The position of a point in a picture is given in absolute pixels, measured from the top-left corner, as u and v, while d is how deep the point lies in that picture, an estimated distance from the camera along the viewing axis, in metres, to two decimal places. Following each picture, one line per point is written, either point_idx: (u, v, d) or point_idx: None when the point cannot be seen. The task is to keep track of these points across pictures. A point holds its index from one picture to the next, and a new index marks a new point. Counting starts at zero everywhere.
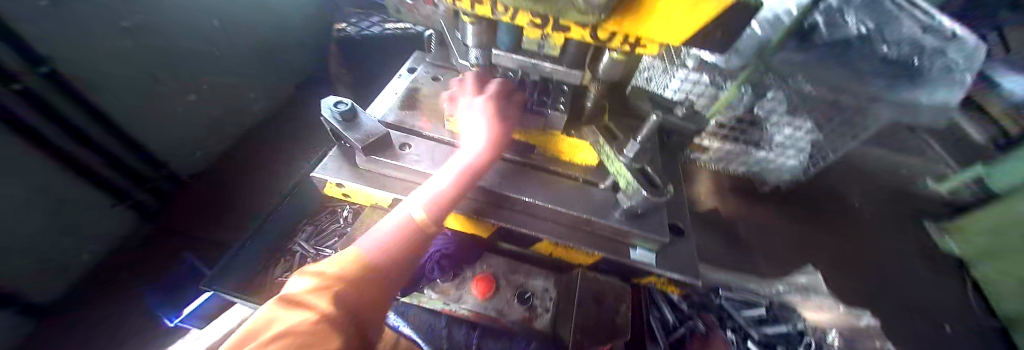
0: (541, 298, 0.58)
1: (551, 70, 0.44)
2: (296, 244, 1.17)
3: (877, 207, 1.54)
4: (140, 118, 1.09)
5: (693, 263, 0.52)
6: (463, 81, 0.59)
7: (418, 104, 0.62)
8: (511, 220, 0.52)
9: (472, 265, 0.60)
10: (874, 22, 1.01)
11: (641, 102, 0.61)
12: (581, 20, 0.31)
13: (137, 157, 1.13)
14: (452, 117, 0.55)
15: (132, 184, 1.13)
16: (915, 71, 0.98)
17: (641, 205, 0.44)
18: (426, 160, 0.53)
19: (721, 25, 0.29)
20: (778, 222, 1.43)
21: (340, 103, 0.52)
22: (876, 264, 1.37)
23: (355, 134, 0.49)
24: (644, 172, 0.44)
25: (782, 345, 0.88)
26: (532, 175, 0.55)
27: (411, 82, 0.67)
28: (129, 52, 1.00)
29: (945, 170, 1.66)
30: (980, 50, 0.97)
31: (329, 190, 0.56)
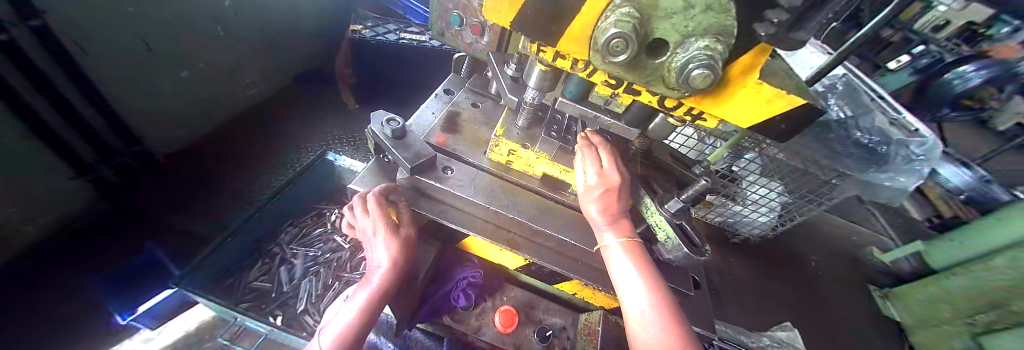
0: (560, 336, 0.57)
1: (609, 125, 0.47)
2: (277, 246, 1.10)
3: (833, 270, 1.68)
4: (125, 88, 1.01)
5: (709, 316, 0.55)
6: (508, 114, 0.61)
7: (456, 127, 0.63)
8: (543, 256, 0.53)
9: (494, 295, 0.59)
10: (852, 111, 1.19)
11: (665, 157, 0.66)
12: (664, 92, 0.35)
13: (113, 128, 1.03)
14: (496, 148, 0.56)
15: (99, 157, 1.02)
16: (880, 157, 1.11)
17: (680, 259, 0.47)
18: (468, 187, 0.53)
19: (788, 118, 0.33)
20: (750, 275, 1.53)
21: (391, 120, 0.52)
22: (831, 323, 1.48)
23: (404, 153, 0.49)
24: (682, 227, 0.48)
25: None
26: (566, 214, 0.57)
27: (448, 104, 0.68)
28: (133, 19, 0.94)
29: (888, 241, 1.86)
30: (938, 144, 1.07)
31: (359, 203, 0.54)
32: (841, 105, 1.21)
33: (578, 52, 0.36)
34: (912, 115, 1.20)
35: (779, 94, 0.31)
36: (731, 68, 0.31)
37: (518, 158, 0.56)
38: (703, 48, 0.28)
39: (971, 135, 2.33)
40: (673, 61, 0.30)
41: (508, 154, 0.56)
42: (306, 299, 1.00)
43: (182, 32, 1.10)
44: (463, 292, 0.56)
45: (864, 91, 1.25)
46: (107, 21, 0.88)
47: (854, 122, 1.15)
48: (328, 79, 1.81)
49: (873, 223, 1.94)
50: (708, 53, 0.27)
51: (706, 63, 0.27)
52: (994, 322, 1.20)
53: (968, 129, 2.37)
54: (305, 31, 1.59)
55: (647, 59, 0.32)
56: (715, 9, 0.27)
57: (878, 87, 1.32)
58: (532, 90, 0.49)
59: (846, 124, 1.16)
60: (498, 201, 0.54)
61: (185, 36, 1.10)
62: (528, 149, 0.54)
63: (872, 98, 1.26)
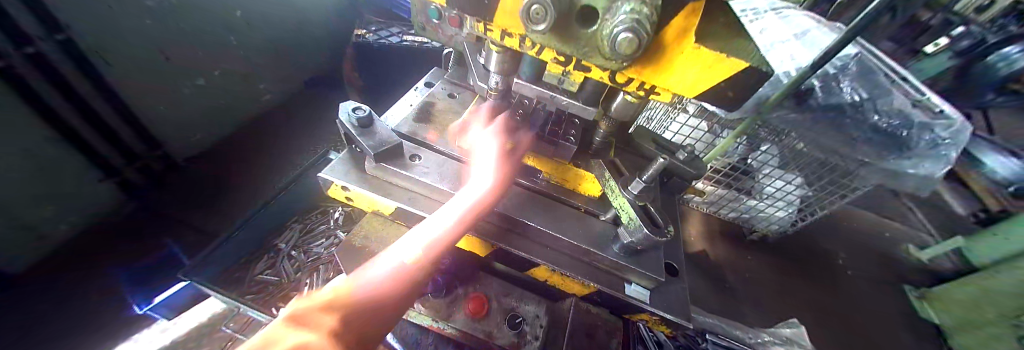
0: (532, 324, 0.56)
1: (566, 104, 0.46)
2: (281, 242, 1.14)
3: (863, 270, 1.54)
4: (144, 96, 1.07)
5: (686, 304, 0.53)
6: (480, 102, 0.61)
7: (430, 118, 0.64)
8: (511, 242, 0.52)
9: (466, 282, 0.59)
10: (869, 93, 1.12)
11: (645, 143, 0.64)
12: (604, 64, 0.34)
13: (137, 134, 1.10)
14: (465, 135, 0.56)
15: (125, 160, 1.10)
16: (902, 141, 1.03)
17: (643, 242, 0.46)
18: (435, 173, 0.54)
19: (737, 83, 0.31)
20: (766, 272, 1.43)
21: (359, 109, 0.54)
22: (860, 327, 1.35)
23: (368, 140, 0.50)
24: (647, 210, 0.47)
25: None
26: (536, 199, 0.57)
27: (427, 96, 0.69)
28: (144, 27, 0.98)
29: (926, 237, 1.69)
30: (966, 128, 0.98)
31: (331, 191, 0.56)
32: (856, 87, 1.13)
33: (518, 28, 0.36)
34: (936, 96, 1.11)
35: (720, 59, 0.29)
36: (666, 28, 0.29)
37: None
38: (629, 12, 0.27)
39: None
40: (603, 29, 0.29)
41: None
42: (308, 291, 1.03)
43: (195, 41, 1.14)
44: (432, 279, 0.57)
45: (880, 71, 1.17)
46: (122, 36, 0.95)
47: (872, 105, 1.09)
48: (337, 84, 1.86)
49: (909, 218, 1.77)
50: (632, 17, 0.27)
51: (631, 26, 0.27)
52: None
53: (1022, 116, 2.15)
54: (314, 38, 1.64)
55: (582, 29, 0.31)
56: None
57: (900, 68, 1.22)
58: (494, 74, 0.50)
59: (863, 107, 1.09)
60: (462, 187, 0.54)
61: (199, 46, 1.16)
62: None
63: (890, 79, 1.18)
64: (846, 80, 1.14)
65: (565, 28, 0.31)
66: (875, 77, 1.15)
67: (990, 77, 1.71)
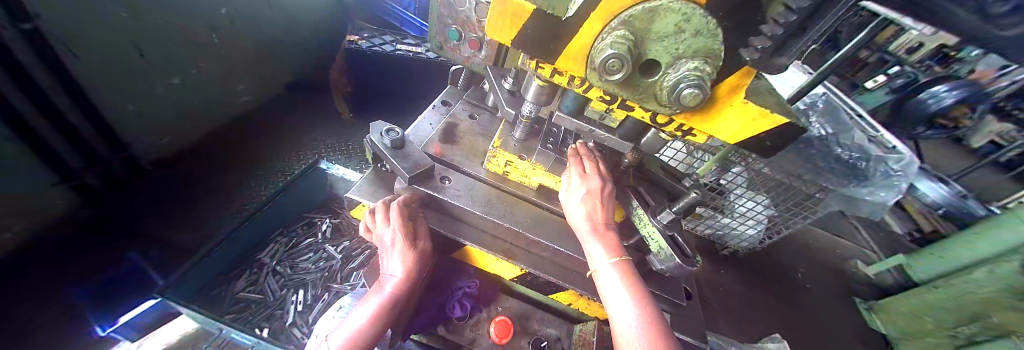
0: (555, 349, 0.57)
1: (604, 138, 0.49)
2: (265, 257, 1.06)
3: (822, 284, 1.68)
4: (115, 94, 0.97)
5: (700, 326, 0.57)
6: (505, 126, 0.63)
7: (454, 139, 0.64)
8: (540, 267, 0.54)
9: (488, 305, 0.60)
10: (833, 129, 1.25)
11: (656, 171, 0.68)
12: (656, 109, 0.36)
13: (102, 136, 0.99)
14: (494, 159, 0.57)
15: (84, 162, 0.97)
16: (861, 172, 1.16)
17: (672, 269, 0.49)
18: (466, 197, 0.54)
19: (773, 136, 0.35)
20: (741, 287, 1.53)
21: (390, 130, 0.54)
22: (822, 338, 1.48)
23: (403, 162, 0.50)
24: (673, 238, 0.50)
25: None
26: (561, 224, 0.59)
27: (447, 115, 0.70)
28: (121, 22, 0.90)
29: (872, 254, 1.88)
30: (913, 163, 1.12)
31: (355, 212, 0.55)
32: (823, 123, 1.27)
33: (575, 70, 0.38)
34: (888, 133, 1.26)
35: (764, 112, 0.33)
36: (722, 85, 0.32)
37: (516, 170, 0.58)
38: (693, 70, 0.30)
39: (947, 155, 2.43)
40: (665, 80, 0.32)
41: (506, 165, 0.58)
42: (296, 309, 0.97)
43: (177, 38, 1.06)
44: (459, 303, 0.57)
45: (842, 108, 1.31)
46: (97, 30, 0.86)
47: (835, 139, 1.21)
48: (321, 88, 1.79)
49: (857, 236, 1.97)
50: (697, 74, 0.29)
51: (696, 83, 0.29)
52: (976, 334, 1.22)
53: (943, 148, 2.47)
54: (301, 40, 1.57)
55: (642, 78, 0.34)
56: (704, 34, 0.29)
57: (855, 105, 1.38)
58: (530, 103, 0.51)
59: (829, 141, 1.21)
60: (493, 211, 0.55)
61: (180, 44, 1.08)
62: (525, 160, 0.56)
63: (849, 115, 1.32)
64: (815, 117, 1.29)
65: (629, 78, 0.34)
66: (837, 113, 1.29)
67: (921, 112, 1.95)
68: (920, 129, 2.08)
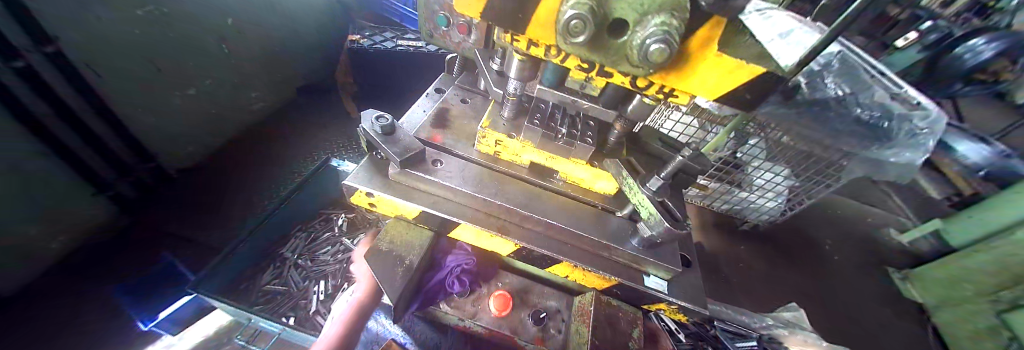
0: (555, 319, 0.59)
1: (587, 108, 0.51)
2: (286, 251, 1.12)
3: (848, 254, 1.62)
4: (137, 107, 1.04)
5: (700, 293, 0.56)
6: (495, 107, 0.63)
7: (447, 124, 0.66)
8: (534, 241, 0.54)
9: (488, 282, 0.62)
10: (851, 88, 1.17)
11: (652, 142, 0.67)
12: (630, 71, 0.36)
13: (129, 146, 1.06)
14: (484, 139, 0.58)
15: (115, 173, 1.05)
16: (883, 134, 1.04)
17: (663, 235, 0.49)
18: (458, 178, 0.56)
19: (751, 87, 0.35)
20: (759, 261, 1.49)
21: (380, 118, 0.55)
22: (849, 308, 1.42)
23: (393, 147, 0.52)
24: (664, 205, 0.50)
25: None
26: (555, 199, 0.59)
27: (439, 102, 0.71)
28: (134, 38, 0.95)
29: (905, 221, 1.78)
30: (942, 118, 0.98)
31: (354, 198, 0.57)
32: (839, 83, 1.18)
33: (548, 39, 0.38)
34: (913, 90, 1.18)
35: (739, 63, 0.32)
36: (691, 40, 0.32)
37: (506, 148, 0.59)
38: (659, 24, 0.29)
39: (987, 112, 2.25)
40: (633, 39, 0.31)
41: (496, 145, 0.59)
42: (318, 298, 1.03)
43: (189, 50, 1.11)
44: (457, 279, 0.59)
45: (860, 68, 1.23)
46: (112, 47, 0.91)
47: (854, 98, 1.09)
48: (329, 90, 1.83)
49: (888, 203, 1.86)
50: (663, 28, 0.29)
51: (663, 38, 0.28)
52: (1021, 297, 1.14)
53: (983, 105, 2.29)
54: (305, 45, 1.61)
55: (611, 39, 0.34)
56: None
57: (877, 64, 1.30)
58: (514, 80, 0.51)
59: (846, 101, 1.09)
60: (485, 190, 0.56)
61: (191, 56, 1.13)
62: (514, 139, 0.57)
63: (870, 75, 1.23)
64: (830, 78, 1.19)
65: (597, 40, 0.33)
66: (855, 74, 1.21)
67: (957, 69, 1.80)
68: (958, 86, 1.93)
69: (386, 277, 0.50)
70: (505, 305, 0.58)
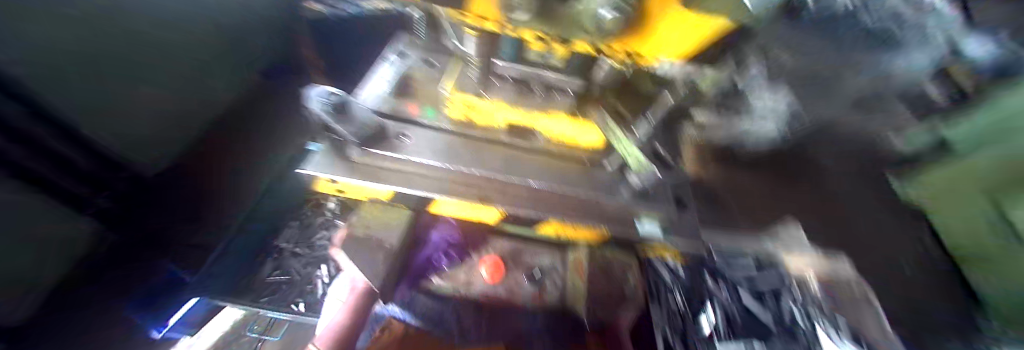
0: (549, 276, 0.63)
1: (552, 80, 0.54)
2: (282, 242, 1.08)
3: (852, 171, 1.59)
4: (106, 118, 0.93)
5: (697, 235, 0.55)
6: (463, 68, 0.59)
7: (413, 92, 0.61)
8: (517, 205, 0.50)
9: (477, 249, 0.64)
10: None
11: None
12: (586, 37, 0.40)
13: (92, 155, 0.91)
14: (451, 104, 0.55)
15: (85, 188, 0.93)
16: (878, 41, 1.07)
17: (650, 183, 0.52)
18: (428, 152, 0.52)
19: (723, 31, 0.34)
20: (759, 189, 1.47)
21: (332, 95, 0.48)
22: (853, 224, 1.43)
23: (350, 128, 0.47)
24: (649, 153, 0.52)
25: (771, 294, 0.87)
26: (536, 160, 0.56)
27: (401, 69, 0.64)
28: (76, 35, 0.83)
29: None
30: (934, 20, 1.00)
31: (320, 186, 0.52)
32: None
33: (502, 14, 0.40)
34: None
35: (705, 18, 0.31)
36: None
37: (478, 111, 0.55)
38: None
39: None
40: (584, 8, 0.35)
41: (467, 109, 0.54)
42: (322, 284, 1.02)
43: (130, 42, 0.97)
44: (444, 252, 0.65)
45: None
46: (53, 50, 0.78)
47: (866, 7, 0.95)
48: None
49: None
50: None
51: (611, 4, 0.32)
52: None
53: None
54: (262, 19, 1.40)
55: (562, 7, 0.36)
56: None
57: None
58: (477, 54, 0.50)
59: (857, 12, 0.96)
60: (459, 160, 0.52)
61: (135, 48, 0.98)
62: (483, 98, 0.53)
63: None
64: None
65: (548, 11, 0.37)
66: None
67: None
68: None
69: (366, 262, 0.49)
70: (500, 270, 0.61)
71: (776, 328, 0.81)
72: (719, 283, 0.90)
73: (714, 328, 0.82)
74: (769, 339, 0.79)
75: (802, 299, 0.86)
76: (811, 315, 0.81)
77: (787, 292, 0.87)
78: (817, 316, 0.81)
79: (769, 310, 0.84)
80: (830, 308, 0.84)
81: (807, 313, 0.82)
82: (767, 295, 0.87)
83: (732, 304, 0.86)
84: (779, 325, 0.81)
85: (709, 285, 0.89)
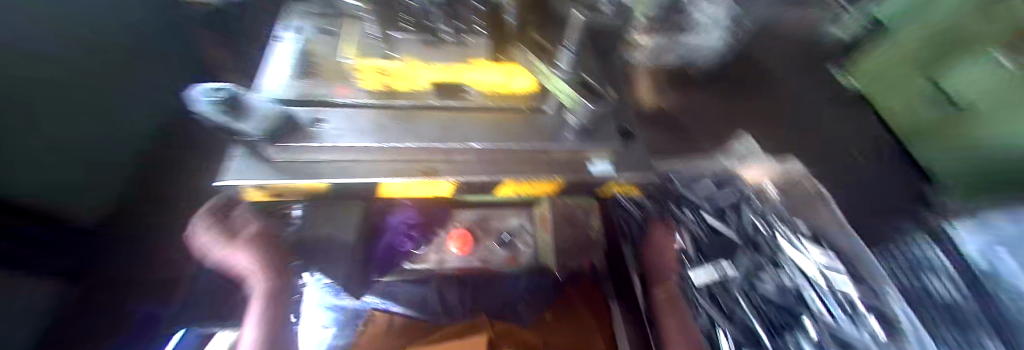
0: (519, 235, 0.67)
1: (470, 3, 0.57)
2: None
3: (797, 65, 1.61)
4: None
5: (645, 159, 0.56)
6: (368, 29, 0.56)
7: (318, 69, 0.55)
8: (463, 171, 0.48)
9: (443, 226, 0.67)
10: None
11: (558, 13, 0.64)
12: None
13: None
14: (362, 73, 0.52)
15: None
16: None
17: (587, 117, 0.51)
18: (353, 134, 0.48)
19: None
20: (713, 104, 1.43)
21: (219, 90, 0.42)
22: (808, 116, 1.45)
23: (254, 125, 0.42)
24: (580, 82, 0.53)
25: (732, 206, 0.86)
26: (474, 118, 0.52)
27: (299, 44, 0.60)
28: None
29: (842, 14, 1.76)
30: None
31: (248, 194, 0.47)
32: None
33: None
34: None
35: None
36: None
37: (391, 74, 0.51)
38: None
39: None
40: None
41: (382, 75, 0.52)
42: None
43: None
44: (406, 237, 0.67)
45: None
46: None
47: None
48: None
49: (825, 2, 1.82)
50: None
51: None
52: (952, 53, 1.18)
53: None
54: None
55: None
56: None
57: None
58: None
59: None
60: (391, 136, 0.48)
61: None
62: (395, 59, 0.51)
63: None
64: None
65: None
66: None
67: None
68: None
69: None
70: (468, 242, 0.64)
71: (743, 241, 0.78)
72: (685, 209, 0.85)
73: (686, 253, 0.75)
74: (736, 250, 0.77)
75: (759, 206, 0.86)
76: (771, 219, 0.81)
77: (746, 202, 0.87)
78: (776, 220, 0.82)
79: (732, 226, 0.81)
80: (789, 212, 0.85)
81: (769, 219, 0.82)
82: (729, 209, 0.85)
83: (699, 227, 0.81)
84: (742, 236, 0.79)
85: (676, 211, 0.84)
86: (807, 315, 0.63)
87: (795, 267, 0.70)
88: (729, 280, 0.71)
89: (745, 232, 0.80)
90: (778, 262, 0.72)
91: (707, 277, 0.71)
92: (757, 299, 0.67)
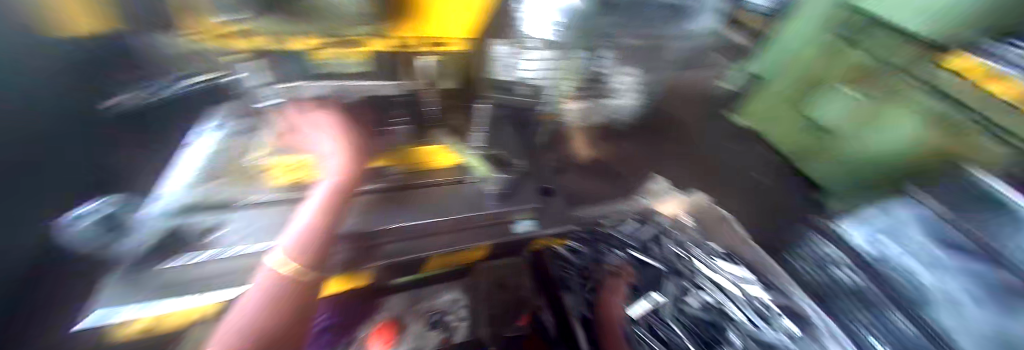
0: (452, 314, 0.68)
1: None
2: None
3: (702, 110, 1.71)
4: None
5: None
6: None
7: None
8: None
9: (364, 321, 0.64)
10: None
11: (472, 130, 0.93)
12: None
13: None
14: None
15: None
16: None
17: None
18: None
19: None
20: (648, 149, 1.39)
21: None
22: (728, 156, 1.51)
23: None
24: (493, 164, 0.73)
25: (653, 243, 0.94)
26: None
27: None
28: None
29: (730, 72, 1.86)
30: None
31: None
32: None
33: None
34: None
35: None
36: None
37: None
38: None
39: None
40: None
41: None
42: None
43: None
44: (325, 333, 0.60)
45: None
46: None
47: None
48: None
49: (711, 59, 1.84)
50: None
51: None
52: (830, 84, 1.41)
53: None
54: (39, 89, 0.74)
55: None
56: None
57: None
58: None
59: None
60: None
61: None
62: None
63: None
64: None
65: None
66: None
67: None
68: None
69: None
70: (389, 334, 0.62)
71: (668, 271, 0.86)
72: (613, 250, 0.90)
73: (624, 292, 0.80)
74: (662, 280, 0.84)
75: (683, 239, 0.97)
76: (687, 248, 0.93)
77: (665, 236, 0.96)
78: (694, 249, 0.93)
79: (656, 257, 0.90)
80: (702, 239, 0.98)
81: (686, 248, 0.93)
82: (652, 245, 0.93)
83: (628, 264, 0.87)
84: (668, 266, 0.87)
85: (606, 254, 0.89)
86: (725, 326, 0.74)
87: (714, 287, 0.82)
88: (662, 308, 0.78)
89: (668, 262, 0.88)
90: (698, 282, 0.83)
91: (648, 308, 0.77)
92: (686, 321, 0.75)
